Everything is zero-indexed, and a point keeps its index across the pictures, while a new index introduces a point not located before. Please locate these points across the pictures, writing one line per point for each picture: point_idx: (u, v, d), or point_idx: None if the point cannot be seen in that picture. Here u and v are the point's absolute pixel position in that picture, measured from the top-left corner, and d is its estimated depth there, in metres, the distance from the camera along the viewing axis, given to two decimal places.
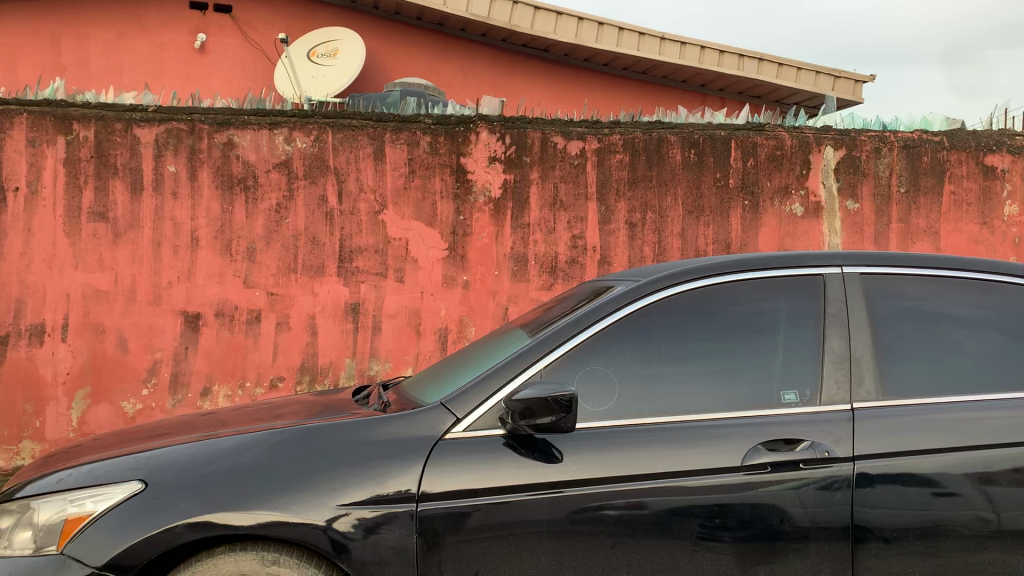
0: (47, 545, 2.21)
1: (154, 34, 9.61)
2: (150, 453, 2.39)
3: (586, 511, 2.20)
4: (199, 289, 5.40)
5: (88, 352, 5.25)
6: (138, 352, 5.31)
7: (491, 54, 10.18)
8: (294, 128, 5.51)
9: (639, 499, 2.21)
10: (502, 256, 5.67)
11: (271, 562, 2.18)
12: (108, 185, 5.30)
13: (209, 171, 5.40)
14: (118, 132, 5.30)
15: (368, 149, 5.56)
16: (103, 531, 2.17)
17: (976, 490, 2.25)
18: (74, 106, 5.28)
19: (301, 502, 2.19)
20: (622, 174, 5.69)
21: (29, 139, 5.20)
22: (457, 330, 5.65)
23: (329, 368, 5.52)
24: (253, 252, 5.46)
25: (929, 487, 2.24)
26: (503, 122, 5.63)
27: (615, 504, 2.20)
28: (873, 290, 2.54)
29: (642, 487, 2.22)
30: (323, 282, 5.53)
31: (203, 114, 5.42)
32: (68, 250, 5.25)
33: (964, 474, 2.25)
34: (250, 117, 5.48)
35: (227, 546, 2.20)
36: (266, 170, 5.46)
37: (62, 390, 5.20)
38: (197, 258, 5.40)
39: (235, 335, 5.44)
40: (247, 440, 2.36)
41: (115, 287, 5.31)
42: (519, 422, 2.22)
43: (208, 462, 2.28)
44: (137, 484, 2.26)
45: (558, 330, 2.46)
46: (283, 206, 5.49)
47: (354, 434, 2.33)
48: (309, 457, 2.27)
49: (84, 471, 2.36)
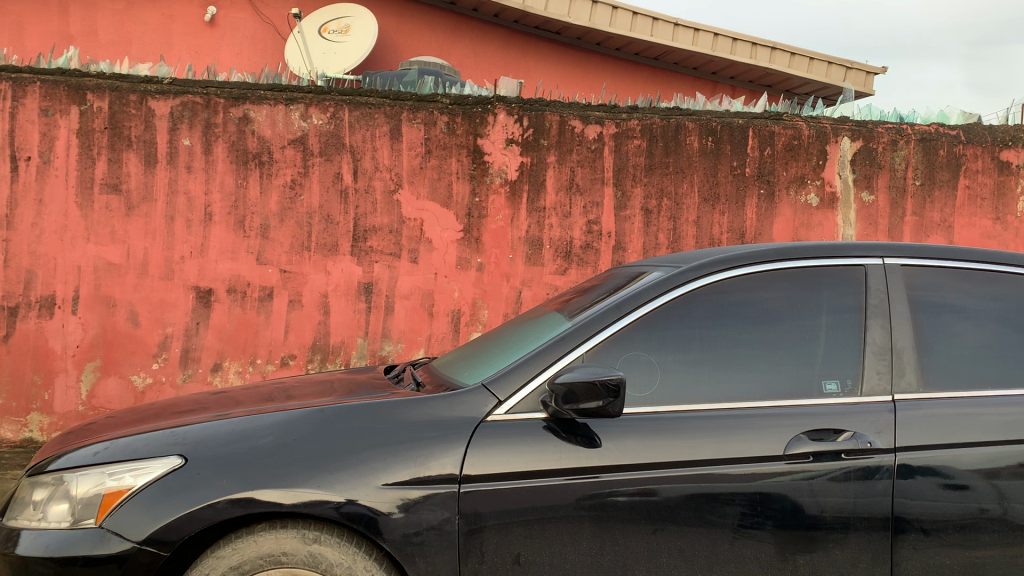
0: (85, 518, 2.19)
1: (162, 6, 9.47)
2: (186, 428, 2.36)
3: (602, 497, 2.19)
4: (211, 265, 5.35)
5: (98, 325, 5.21)
6: (148, 327, 5.27)
7: (501, 36, 10.10)
8: (310, 104, 5.44)
9: (649, 486, 2.19)
10: (517, 239, 5.64)
11: (312, 540, 2.17)
12: (121, 157, 5.24)
13: (224, 146, 5.35)
14: (132, 104, 5.23)
15: (384, 127, 5.51)
16: (142, 506, 2.15)
17: (984, 484, 2.24)
18: (87, 76, 5.19)
19: (341, 481, 2.17)
20: (638, 159, 5.66)
21: (41, 108, 5.12)
22: (470, 313, 5.63)
23: (342, 348, 5.50)
24: (266, 228, 5.41)
25: (938, 478, 2.24)
26: (520, 103, 5.58)
27: (627, 490, 2.19)
28: (913, 282, 2.54)
29: (660, 472, 2.21)
30: (336, 261, 5.49)
31: (218, 88, 5.34)
32: (80, 221, 5.20)
33: (972, 468, 2.25)
34: (266, 92, 5.40)
35: (267, 524, 2.18)
36: (281, 146, 5.40)
37: (71, 363, 5.16)
38: (210, 233, 5.36)
39: (247, 312, 5.40)
40: (286, 417, 2.34)
41: (126, 260, 5.26)
42: (562, 406, 2.20)
43: (247, 438, 2.26)
44: (176, 459, 2.23)
45: (598, 314, 2.44)
46: (297, 182, 5.44)
47: (395, 414, 2.32)
48: (349, 437, 2.25)
49: (121, 445, 2.34)
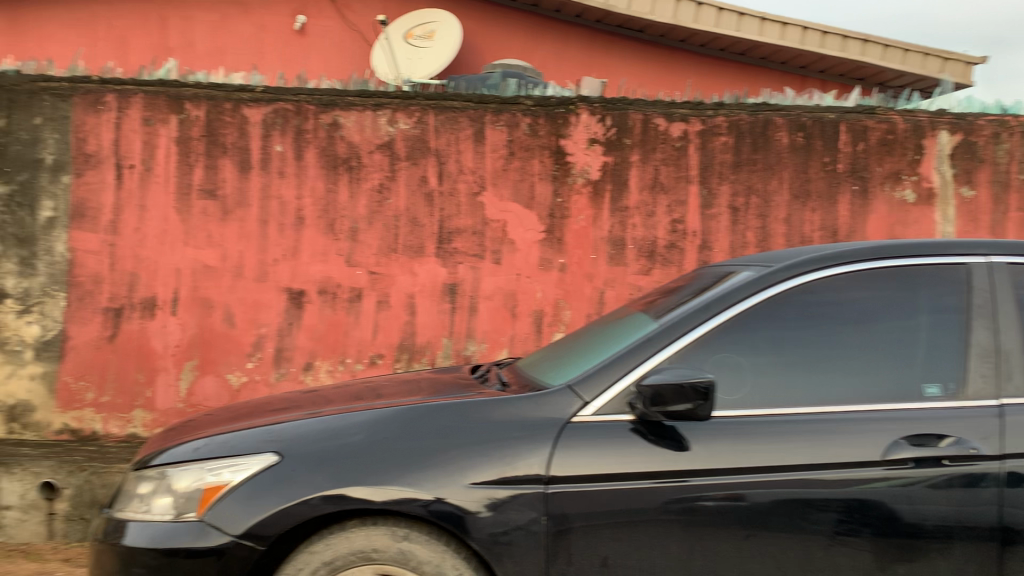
0: (186, 511, 2.28)
1: (255, 16, 9.35)
2: (280, 425, 2.43)
3: (688, 501, 2.16)
4: (303, 267, 5.44)
5: (197, 325, 5.34)
6: (243, 327, 5.38)
7: (585, 35, 10.07)
8: (397, 109, 5.45)
9: (737, 491, 2.15)
10: (600, 239, 5.59)
11: (401, 538, 2.21)
12: (218, 164, 5.33)
13: (315, 152, 5.40)
14: (228, 112, 5.29)
15: (468, 130, 5.49)
16: (240, 501, 2.22)
17: None
18: (187, 85, 5.29)
19: (430, 480, 2.20)
20: (725, 157, 5.55)
21: (144, 117, 5.24)
22: (552, 313, 5.59)
23: (427, 347, 5.54)
24: (355, 232, 5.47)
25: None
26: (603, 102, 5.49)
27: (715, 495, 2.16)
28: (1021, 282, 2.42)
29: (750, 476, 2.16)
30: (422, 262, 5.52)
31: (308, 94, 5.37)
32: (180, 226, 5.32)
33: None
34: (354, 97, 5.42)
35: (359, 520, 2.23)
36: (369, 151, 5.43)
37: (171, 361, 5.29)
38: (301, 236, 5.43)
39: (337, 312, 5.48)
40: (375, 416, 2.38)
41: (223, 263, 5.36)
42: (649, 408, 2.18)
43: (338, 436, 2.31)
44: (271, 456, 2.30)
45: (687, 315, 2.40)
46: (385, 186, 5.47)
47: (482, 414, 2.33)
48: (436, 436, 2.28)
49: (219, 441, 2.42)
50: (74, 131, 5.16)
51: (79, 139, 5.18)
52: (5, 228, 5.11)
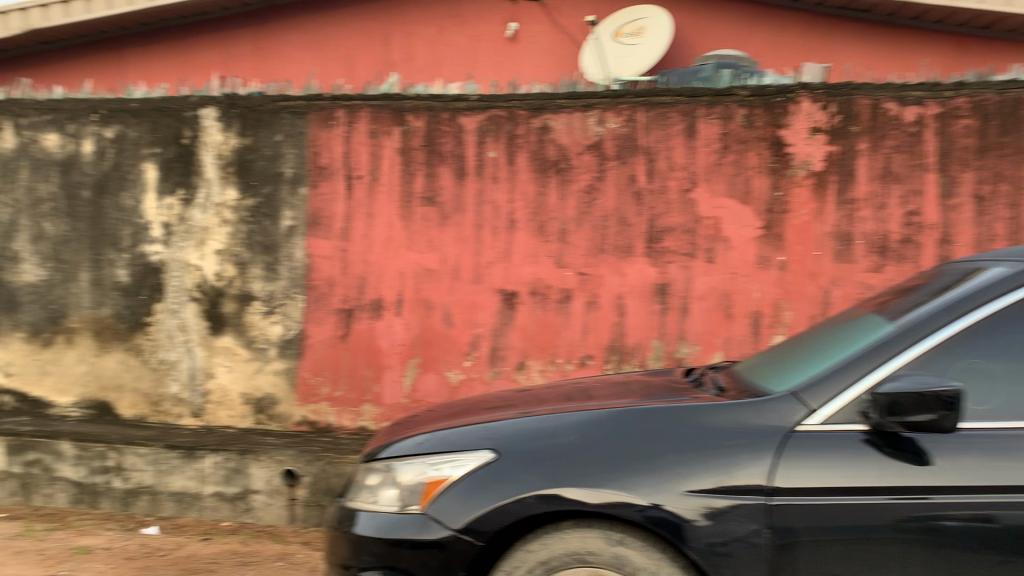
0: (410, 504, 2.38)
1: (470, 26, 9.25)
2: (496, 423, 2.48)
3: (928, 521, 1.97)
4: (515, 269, 5.36)
5: (419, 325, 5.39)
6: (461, 327, 5.39)
7: (804, 19, 9.57)
8: (607, 108, 5.24)
9: (988, 512, 1.94)
10: (824, 234, 5.11)
11: (616, 542, 2.18)
12: (436, 171, 5.33)
13: (526, 156, 5.29)
14: (445, 121, 5.28)
15: (680, 126, 5.19)
16: (459, 497, 2.28)
17: None
18: (406, 97, 5.32)
19: (645, 485, 2.15)
20: (969, 141, 4.90)
21: (370, 131, 5.32)
22: (771, 314, 5.18)
23: (637, 348, 5.31)
24: (565, 233, 5.33)
25: None
26: (826, 88, 5.00)
27: (961, 515, 1.95)
28: None
29: (1004, 496, 1.94)
30: (632, 263, 5.29)
31: (520, 99, 5.26)
32: (403, 232, 5.38)
33: None
34: (564, 100, 5.26)
35: (574, 522, 2.22)
36: (579, 152, 5.27)
37: (396, 358, 5.38)
38: (514, 239, 5.35)
39: (548, 313, 5.36)
40: (589, 417, 2.37)
41: (442, 266, 5.38)
42: (886, 417, 2.01)
43: (553, 436, 2.32)
44: (488, 453, 2.35)
45: (928, 316, 2.20)
46: (594, 187, 5.29)
47: (698, 419, 2.25)
48: (651, 440, 2.22)
49: (440, 437, 2.51)
50: (309, 146, 5.30)
51: (314, 152, 5.32)
52: (252, 237, 5.33)
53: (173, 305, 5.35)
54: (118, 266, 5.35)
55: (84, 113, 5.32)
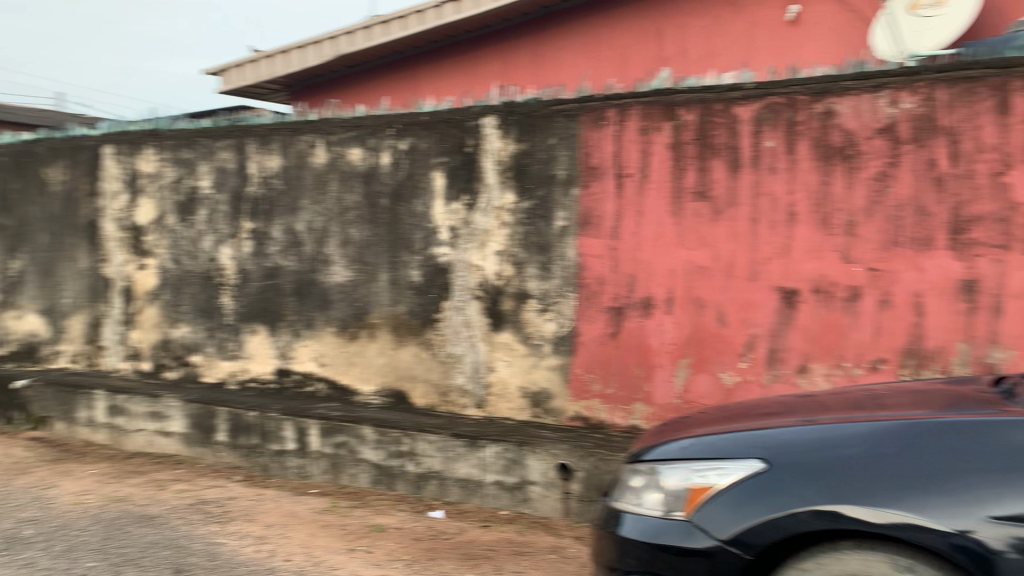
0: (675, 510, 2.33)
1: (748, 11, 8.31)
2: (768, 431, 2.36)
3: None
4: (796, 265, 4.75)
5: (691, 323, 4.99)
6: (736, 326, 4.88)
7: None
8: (901, 87, 4.49)
9: None
10: None
11: (905, 568, 2.00)
12: (709, 164, 4.91)
13: (808, 142, 4.69)
14: (719, 112, 4.89)
15: (988, 101, 4.31)
16: (727, 507, 2.20)
17: None
18: (678, 91, 4.98)
19: (942, 508, 1.97)
20: None
21: (641, 127, 5.06)
22: None
23: (940, 353, 4.43)
24: (852, 225, 4.61)
25: None
26: None
27: None
28: None
29: None
30: (931, 256, 4.45)
31: (802, 83, 4.70)
32: (673, 228, 5.02)
33: None
34: (851, 81, 4.60)
35: (854, 543, 2.07)
36: (868, 137, 4.56)
37: (667, 357, 5.03)
38: (794, 233, 4.75)
39: (833, 312, 4.67)
40: (872, 430, 2.21)
41: (715, 263, 4.93)
42: None
43: (832, 448, 2.18)
44: (758, 463, 2.24)
45: None
46: (889, 173, 4.53)
47: (1006, 438, 2.05)
48: (949, 456, 2.05)
49: (707, 443, 2.44)
50: (581, 147, 5.17)
51: (586, 153, 5.18)
52: (528, 238, 5.33)
53: (458, 303, 5.51)
54: (410, 267, 5.61)
55: (381, 128, 5.64)
